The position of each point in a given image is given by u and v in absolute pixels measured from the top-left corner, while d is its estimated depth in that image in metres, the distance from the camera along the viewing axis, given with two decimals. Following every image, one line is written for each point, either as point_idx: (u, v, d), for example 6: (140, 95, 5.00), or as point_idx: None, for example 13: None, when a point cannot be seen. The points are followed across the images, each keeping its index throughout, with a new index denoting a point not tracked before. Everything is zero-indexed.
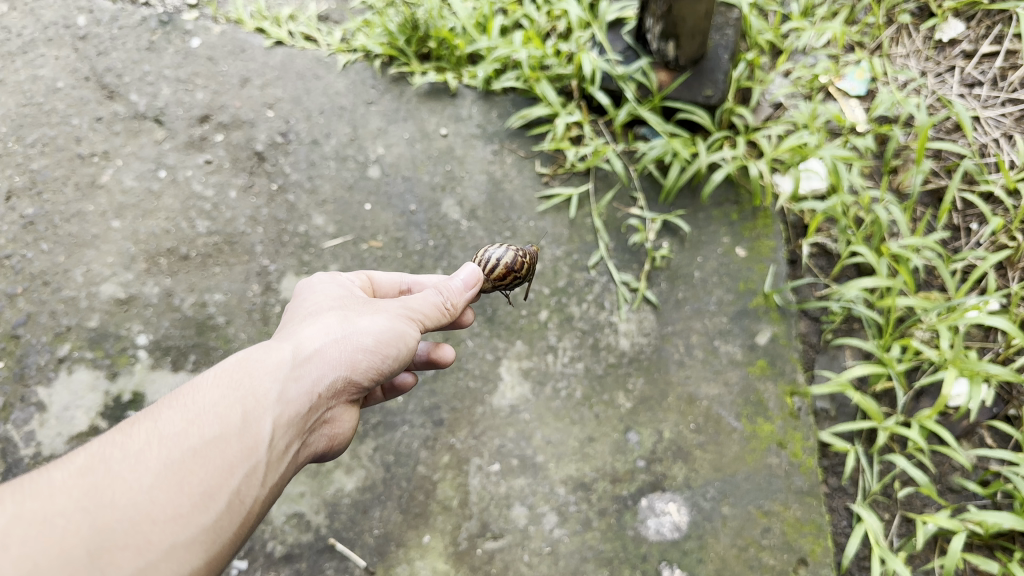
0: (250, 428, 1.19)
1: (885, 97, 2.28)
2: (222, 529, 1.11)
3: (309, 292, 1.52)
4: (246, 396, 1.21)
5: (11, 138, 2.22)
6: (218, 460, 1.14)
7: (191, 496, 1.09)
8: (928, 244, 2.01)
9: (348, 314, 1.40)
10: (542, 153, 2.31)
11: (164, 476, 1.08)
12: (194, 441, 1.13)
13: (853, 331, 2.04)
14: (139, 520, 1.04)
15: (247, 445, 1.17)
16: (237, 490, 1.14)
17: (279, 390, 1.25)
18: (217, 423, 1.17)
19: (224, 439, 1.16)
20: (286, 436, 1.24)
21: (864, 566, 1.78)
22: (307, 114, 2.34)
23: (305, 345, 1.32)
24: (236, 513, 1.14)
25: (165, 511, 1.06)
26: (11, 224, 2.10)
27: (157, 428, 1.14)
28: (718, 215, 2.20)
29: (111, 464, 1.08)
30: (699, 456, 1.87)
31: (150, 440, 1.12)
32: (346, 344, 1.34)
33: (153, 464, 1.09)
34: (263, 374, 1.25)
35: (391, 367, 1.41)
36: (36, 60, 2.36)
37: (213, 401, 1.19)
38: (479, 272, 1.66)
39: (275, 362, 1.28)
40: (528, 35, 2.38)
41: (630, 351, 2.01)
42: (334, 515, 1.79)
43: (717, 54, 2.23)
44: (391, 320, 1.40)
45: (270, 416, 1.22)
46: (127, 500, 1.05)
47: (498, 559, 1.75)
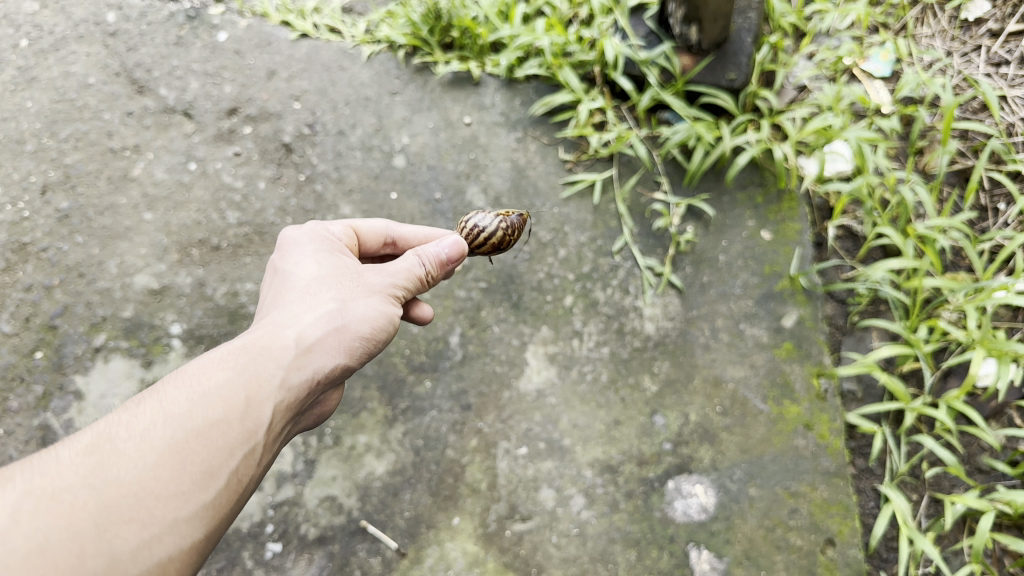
0: (252, 413, 1.23)
1: (910, 77, 2.25)
2: (220, 507, 1.17)
3: (299, 254, 1.50)
4: (248, 382, 1.25)
5: (45, 134, 2.26)
6: (221, 442, 1.18)
7: (193, 475, 1.14)
8: (955, 224, 2.00)
9: (347, 294, 1.43)
10: (565, 139, 2.32)
11: (168, 455, 1.13)
12: (197, 423, 1.18)
13: (880, 313, 2.04)
14: (144, 496, 1.09)
15: (248, 429, 1.22)
16: (236, 471, 1.20)
17: (282, 376, 1.29)
18: (221, 407, 1.21)
19: (226, 422, 1.20)
20: (283, 420, 1.29)
21: (892, 546, 1.80)
22: (333, 106, 2.36)
23: (307, 332, 1.34)
24: (233, 490, 1.19)
25: (168, 489, 1.11)
26: (46, 217, 2.15)
27: (162, 408, 1.18)
28: (742, 198, 2.20)
29: (117, 443, 1.13)
30: (726, 439, 1.89)
31: (155, 419, 1.17)
32: (344, 334, 1.38)
33: (158, 445, 1.14)
34: (266, 358, 1.29)
35: (377, 347, 1.47)
36: (67, 57, 2.40)
37: (218, 384, 1.23)
38: (465, 245, 1.61)
39: (279, 348, 1.31)
40: (550, 22, 2.39)
41: (656, 335, 2.03)
42: (366, 498, 1.82)
43: (741, 37, 2.22)
44: (382, 307, 1.44)
45: (271, 402, 1.26)
46: (132, 477, 1.10)
47: (526, 541, 1.78)
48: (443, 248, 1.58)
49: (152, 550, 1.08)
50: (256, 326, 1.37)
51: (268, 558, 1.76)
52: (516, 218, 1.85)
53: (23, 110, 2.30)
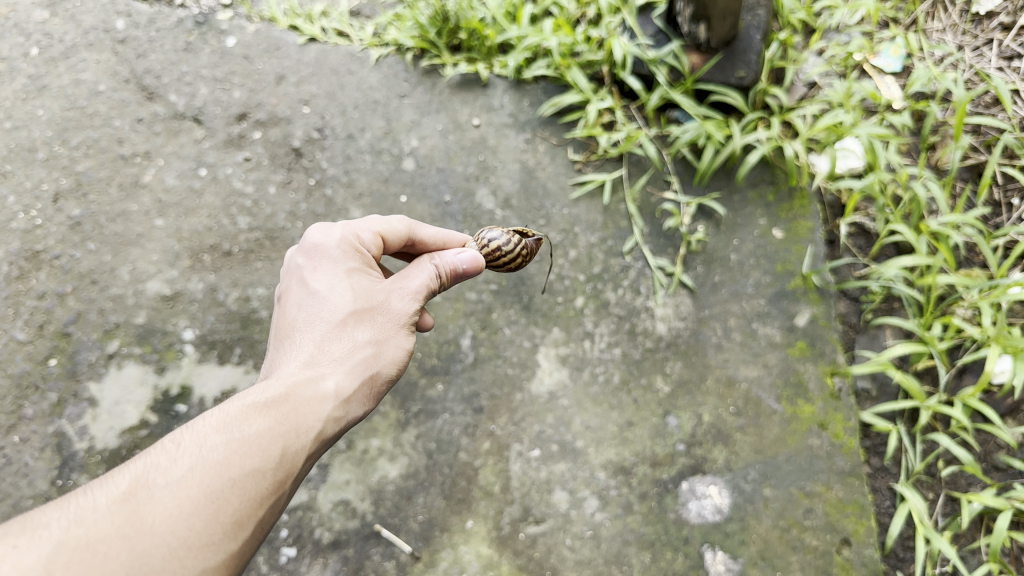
0: (288, 463, 1.27)
1: (921, 72, 2.25)
2: (244, 554, 1.21)
3: (332, 275, 1.48)
4: (286, 434, 1.29)
5: (57, 142, 2.27)
6: (255, 493, 1.21)
7: (227, 527, 1.17)
8: (969, 220, 1.99)
9: (381, 334, 1.45)
10: (574, 140, 2.31)
11: (204, 506, 1.16)
12: (236, 474, 1.20)
13: (893, 311, 2.04)
14: (177, 549, 1.11)
15: (281, 480, 1.26)
16: (263, 521, 1.24)
17: (317, 429, 1.33)
18: (260, 458, 1.24)
19: (264, 474, 1.23)
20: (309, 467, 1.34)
21: (909, 545, 1.79)
22: (342, 109, 2.37)
23: (342, 377, 1.39)
24: (257, 538, 1.23)
25: (200, 539, 1.13)
26: (59, 225, 2.16)
27: (202, 455, 1.21)
28: (753, 196, 2.18)
29: (154, 489, 1.15)
30: (740, 439, 1.88)
31: (194, 467, 1.19)
32: (375, 380, 1.43)
33: (195, 495, 1.16)
34: (303, 410, 1.32)
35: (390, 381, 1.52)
36: (77, 64, 2.40)
37: (259, 434, 1.26)
38: (482, 262, 1.60)
39: (317, 397, 1.34)
40: (558, 22, 2.39)
41: (668, 336, 2.02)
42: (379, 502, 1.82)
43: (750, 34, 2.22)
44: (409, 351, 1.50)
45: (305, 454, 1.30)
46: (166, 529, 1.12)
47: (540, 543, 1.78)
48: (462, 262, 1.57)
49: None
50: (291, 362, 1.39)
51: (282, 563, 1.77)
52: (534, 241, 1.84)
53: (34, 119, 2.31)
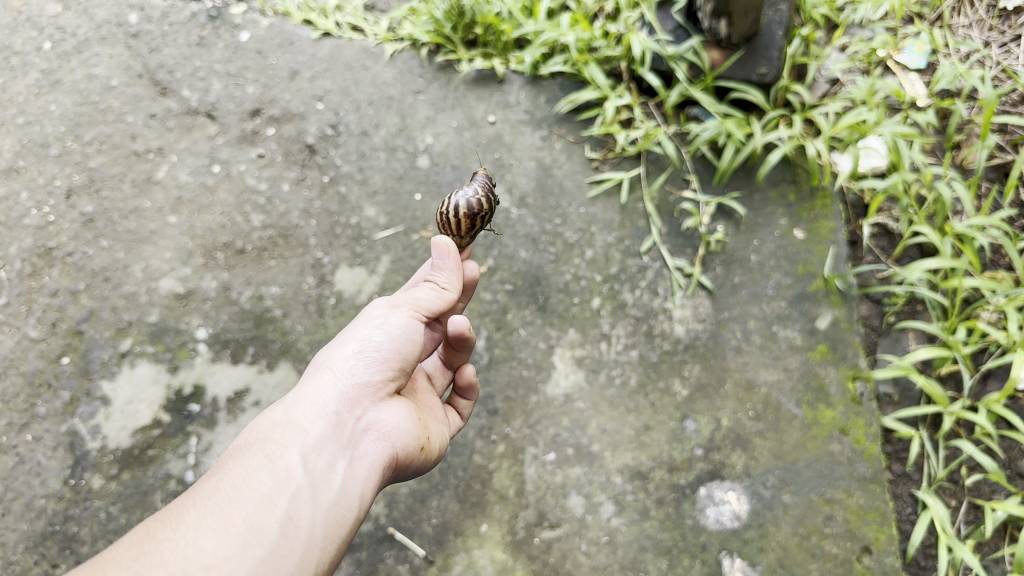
0: (279, 464, 1.29)
1: (947, 69, 2.20)
2: (283, 555, 1.20)
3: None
4: (266, 445, 1.33)
5: (69, 137, 2.26)
6: (256, 500, 1.24)
7: (239, 535, 1.19)
8: (995, 222, 1.94)
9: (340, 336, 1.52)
10: (591, 137, 2.28)
11: (206, 527, 1.19)
12: (226, 493, 1.25)
13: (916, 314, 1.98)
14: (193, 569, 1.12)
15: (280, 478, 1.27)
16: (286, 517, 1.23)
17: (296, 427, 1.35)
18: (245, 472, 1.28)
19: (256, 481, 1.27)
20: (320, 457, 1.32)
21: (930, 554, 1.74)
22: (356, 106, 2.34)
23: (307, 379, 1.43)
24: (294, 540, 1.22)
25: (214, 557, 1.15)
26: (71, 221, 2.14)
27: (192, 496, 1.26)
28: (774, 196, 2.15)
29: (155, 532, 1.19)
30: (759, 444, 1.85)
31: (187, 505, 1.24)
32: (336, 362, 1.42)
33: (193, 521, 1.20)
34: (278, 422, 1.37)
35: (398, 356, 1.45)
36: (90, 59, 2.39)
37: (240, 460, 1.31)
38: (451, 241, 1.53)
39: (283, 409, 1.39)
40: (575, 17, 2.35)
41: (686, 338, 1.99)
42: (393, 505, 1.80)
43: (771, 30, 2.17)
44: (372, 320, 1.46)
45: (293, 448, 1.31)
46: (175, 556, 1.14)
47: (556, 549, 1.75)
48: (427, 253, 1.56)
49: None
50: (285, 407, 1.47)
51: None
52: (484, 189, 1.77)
53: (47, 114, 2.30)
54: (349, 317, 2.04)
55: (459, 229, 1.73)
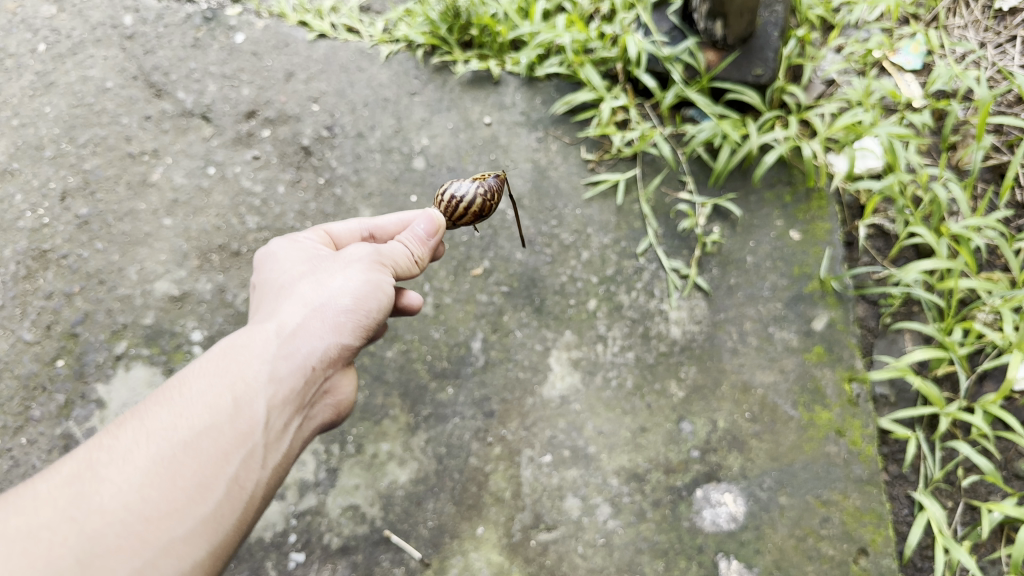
0: (242, 413, 1.26)
1: (942, 71, 2.21)
2: (223, 516, 1.20)
3: (273, 261, 1.54)
4: (234, 383, 1.28)
5: (64, 139, 2.25)
6: (211, 450, 1.21)
7: (186, 489, 1.17)
8: (991, 223, 1.93)
9: (325, 272, 1.46)
10: (587, 139, 2.28)
11: (154, 473, 1.16)
12: (183, 434, 1.21)
13: (913, 315, 1.98)
14: (133, 522, 1.11)
15: (241, 431, 1.25)
16: (235, 476, 1.22)
17: (269, 371, 1.32)
18: (207, 412, 1.24)
19: (215, 428, 1.23)
20: (281, 414, 1.31)
21: (927, 555, 1.75)
22: (352, 107, 2.33)
23: (289, 318, 1.38)
24: (236, 499, 1.22)
25: (158, 509, 1.14)
26: (66, 224, 2.13)
27: (145, 427, 1.21)
28: (770, 197, 2.15)
29: (97, 469, 1.16)
30: (755, 446, 1.85)
31: (137, 438, 1.20)
32: (325, 313, 1.39)
33: (143, 462, 1.17)
34: (250, 358, 1.32)
35: (375, 323, 1.46)
36: (85, 60, 2.38)
37: (203, 391, 1.27)
38: (442, 221, 1.61)
39: (261, 344, 1.34)
40: (571, 18, 2.35)
41: (682, 340, 1.99)
42: (389, 507, 1.80)
43: (767, 31, 2.15)
44: (367, 278, 1.44)
45: (261, 398, 1.29)
46: (116, 504, 1.12)
47: (552, 551, 1.75)
48: (420, 224, 1.59)
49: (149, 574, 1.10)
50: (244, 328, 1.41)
51: (291, 568, 1.74)
52: (495, 181, 1.77)
53: (42, 116, 2.29)
54: None
55: (449, 217, 1.72)
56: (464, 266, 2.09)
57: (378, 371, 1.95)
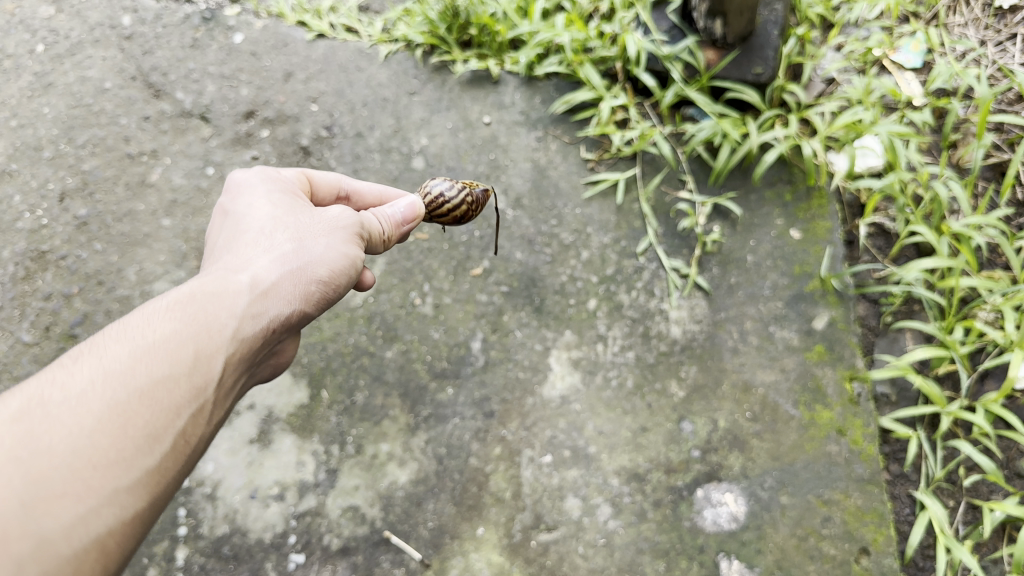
0: (202, 367, 1.14)
1: (943, 69, 2.21)
2: (166, 472, 1.07)
3: (252, 197, 1.44)
4: (199, 332, 1.16)
5: (63, 140, 2.25)
6: (165, 400, 1.08)
7: (135, 440, 1.04)
8: (992, 221, 1.93)
9: (304, 232, 1.37)
10: (586, 138, 2.28)
11: (107, 418, 1.03)
12: (141, 380, 1.07)
13: (913, 314, 1.98)
14: (80, 467, 0.98)
15: (197, 385, 1.13)
16: (184, 431, 1.10)
17: (234, 326, 1.21)
18: (168, 359, 1.11)
19: (173, 378, 1.10)
20: (235, 373, 1.20)
21: (929, 554, 1.74)
22: (351, 107, 2.33)
23: (263, 274, 1.28)
24: (180, 454, 1.10)
25: (105, 456, 1.00)
26: (65, 224, 2.13)
27: (101, 365, 1.07)
28: (770, 196, 2.14)
29: (50, 406, 1.01)
30: (756, 445, 1.84)
31: (94, 378, 1.06)
32: (301, 277, 1.32)
33: (95, 406, 1.03)
34: (216, 308, 1.20)
35: (332, 297, 1.40)
36: (84, 61, 2.38)
37: (167, 334, 1.14)
38: (422, 211, 1.59)
39: (231, 295, 1.23)
40: (570, 18, 2.35)
41: (682, 339, 1.98)
42: (389, 508, 1.79)
43: (767, 30, 2.16)
44: (342, 250, 1.38)
45: (223, 352, 1.17)
46: (64, 447, 0.98)
47: (553, 551, 1.74)
48: (400, 207, 1.56)
49: (89, 525, 0.97)
50: (206, 272, 1.30)
51: (290, 569, 1.73)
52: (480, 193, 1.80)
53: (40, 117, 2.29)
54: (345, 320, 2.01)
55: (430, 213, 1.70)
56: (463, 266, 2.09)
57: (378, 371, 1.95)
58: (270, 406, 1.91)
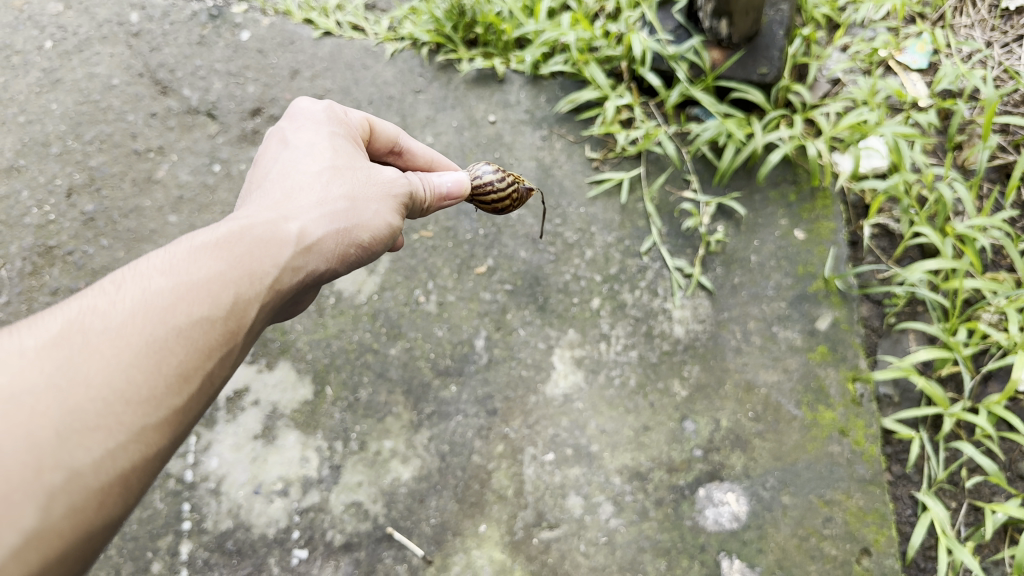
0: (239, 312, 1.11)
1: (948, 70, 2.20)
2: (190, 413, 1.03)
3: (311, 134, 1.45)
4: (239, 276, 1.13)
5: (71, 136, 2.26)
6: (201, 342, 1.04)
7: (168, 378, 0.99)
8: (996, 223, 1.93)
9: (356, 191, 1.37)
10: (591, 137, 2.28)
11: (144, 353, 0.98)
12: (180, 318, 1.03)
13: (917, 315, 1.98)
14: (114, 402, 0.94)
15: (232, 329, 1.09)
16: (213, 373, 1.06)
17: (272, 276, 1.18)
18: (208, 300, 1.07)
19: (211, 320, 1.06)
20: (264, 321, 1.18)
21: (930, 555, 1.74)
22: (356, 105, 2.34)
23: (309, 228, 1.28)
24: (206, 395, 1.06)
25: (140, 393, 0.96)
26: (72, 220, 2.14)
27: (143, 295, 1.02)
28: (775, 196, 2.14)
29: (90, 335, 0.96)
30: (759, 445, 1.84)
31: (135, 309, 1.01)
32: (343, 238, 1.32)
33: (134, 338, 0.98)
34: (258, 254, 1.18)
35: (363, 258, 1.39)
36: (91, 58, 2.40)
37: (210, 273, 1.10)
38: (468, 187, 1.62)
39: (275, 245, 1.21)
40: (576, 17, 2.36)
41: (685, 339, 1.98)
42: (391, 505, 1.80)
43: (772, 30, 2.17)
44: (385, 214, 1.38)
45: (259, 300, 1.15)
46: (102, 379, 0.94)
47: (554, 549, 1.74)
48: (448, 179, 1.58)
49: (116, 461, 0.93)
50: (250, 211, 1.27)
51: (293, 565, 1.74)
52: (522, 190, 1.83)
53: (48, 113, 2.30)
54: (349, 317, 2.03)
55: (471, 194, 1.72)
56: (468, 264, 2.10)
57: (382, 368, 1.96)
58: (274, 402, 1.92)
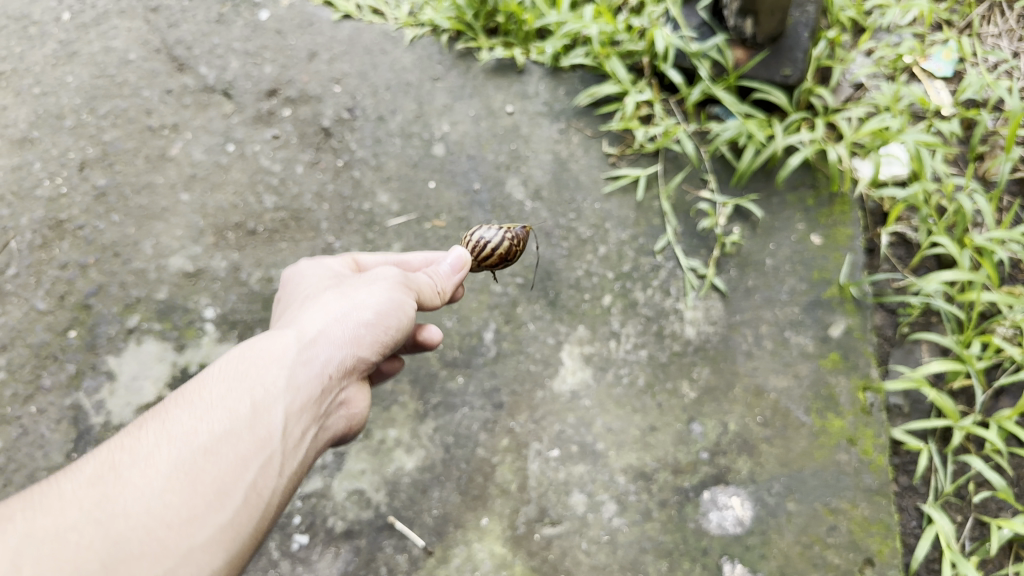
0: (261, 419, 1.16)
1: (974, 79, 2.18)
2: (240, 525, 1.09)
3: (300, 278, 1.51)
4: (254, 387, 1.19)
5: (85, 110, 2.25)
6: (230, 456, 1.11)
7: (204, 496, 1.06)
8: (1015, 236, 1.92)
9: (346, 288, 1.38)
10: (609, 132, 2.26)
11: (175, 478, 1.06)
12: (203, 438, 1.10)
13: (930, 325, 1.98)
14: (155, 527, 1.01)
15: (260, 437, 1.15)
16: (253, 483, 1.11)
17: (287, 377, 1.22)
18: (226, 417, 1.14)
19: (235, 432, 1.13)
20: (300, 422, 1.21)
21: (933, 568, 1.73)
22: (374, 90, 2.32)
23: (307, 326, 1.29)
24: (255, 506, 1.11)
25: (178, 515, 1.03)
26: (83, 195, 2.13)
27: (163, 429, 1.11)
28: (792, 200, 2.12)
29: (121, 470, 1.05)
30: (766, 450, 1.83)
31: (159, 441, 1.09)
32: (347, 321, 1.31)
33: (162, 466, 1.06)
34: (268, 363, 1.22)
35: (394, 340, 1.39)
36: (109, 32, 2.39)
37: (222, 394, 1.17)
38: (468, 258, 1.60)
39: (281, 349, 1.25)
40: (599, 9, 2.34)
41: (696, 340, 1.97)
42: (394, 494, 1.79)
43: (798, 31, 2.15)
44: (393, 292, 1.38)
45: (280, 404, 1.19)
46: (139, 508, 1.01)
47: (555, 546, 1.73)
48: (446, 261, 1.58)
49: None
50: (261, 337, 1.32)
51: (294, 550, 1.74)
52: (522, 231, 1.82)
53: (63, 85, 2.29)
54: None
55: (476, 260, 1.73)
56: None
57: None
58: None
